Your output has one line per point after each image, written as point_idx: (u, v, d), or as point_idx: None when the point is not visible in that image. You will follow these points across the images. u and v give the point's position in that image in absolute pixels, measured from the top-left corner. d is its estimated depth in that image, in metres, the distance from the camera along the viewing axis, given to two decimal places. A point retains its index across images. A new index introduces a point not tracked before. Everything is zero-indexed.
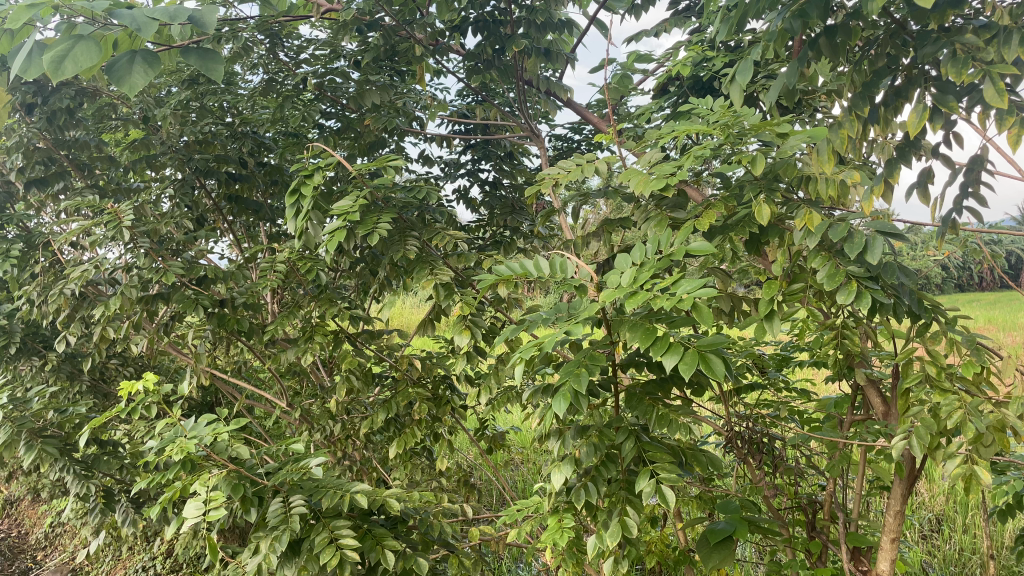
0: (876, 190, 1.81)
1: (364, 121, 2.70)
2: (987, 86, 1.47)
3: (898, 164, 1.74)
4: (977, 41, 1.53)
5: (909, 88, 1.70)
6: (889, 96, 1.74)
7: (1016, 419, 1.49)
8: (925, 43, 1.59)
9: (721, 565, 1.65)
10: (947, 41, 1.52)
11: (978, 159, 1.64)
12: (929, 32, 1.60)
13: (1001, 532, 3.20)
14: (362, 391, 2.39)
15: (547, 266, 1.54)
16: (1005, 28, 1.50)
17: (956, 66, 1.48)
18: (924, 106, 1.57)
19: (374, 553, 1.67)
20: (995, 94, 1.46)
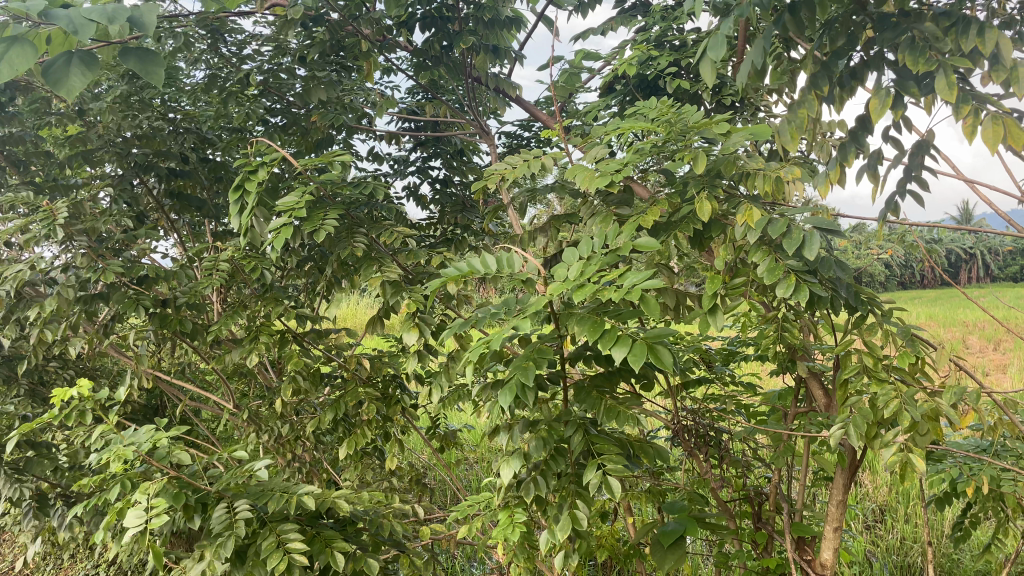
0: (827, 175, 1.77)
1: (310, 117, 2.66)
2: (940, 76, 1.44)
3: (852, 148, 1.71)
4: (937, 28, 1.56)
5: (865, 70, 1.67)
6: (843, 78, 1.72)
7: (950, 408, 1.53)
8: (884, 27, 1.61)
9: (675, 565, 1.67)
10: (908, 28, 1.54)
11: (924, 144, 1.63)
12: (888, 14, 1.62)
13: (940, 520, 3.31)
14: (311, 391, 2.36)
15: (494, 261, 1.55)
16: (964, 18, 1.52)
17: (914, 55, 1.49)
18: (886, 91, 1.56)
19: (323, 556, 1.64)
20: (947, 86, 1.44)
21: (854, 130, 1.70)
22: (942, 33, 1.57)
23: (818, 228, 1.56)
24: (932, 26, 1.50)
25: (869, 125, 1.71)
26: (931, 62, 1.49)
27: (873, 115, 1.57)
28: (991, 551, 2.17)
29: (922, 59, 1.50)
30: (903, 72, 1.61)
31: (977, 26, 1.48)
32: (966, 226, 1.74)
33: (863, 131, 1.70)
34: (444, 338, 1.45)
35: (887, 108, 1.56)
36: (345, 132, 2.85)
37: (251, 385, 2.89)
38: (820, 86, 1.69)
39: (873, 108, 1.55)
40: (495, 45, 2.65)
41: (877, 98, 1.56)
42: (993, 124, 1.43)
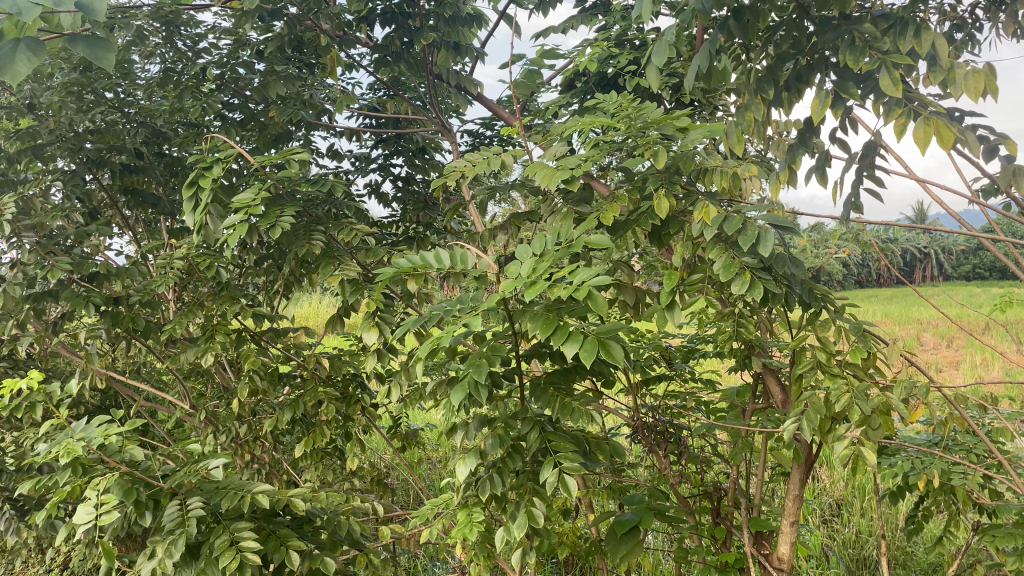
0: (780, 178, 1.82)
1: (268, 112, 2.62)
2: (884, 74, 1.46)
3: (801, 152, 1.76)
4: (877, 28, 1.59)
5: (809, 73, 1.71)
6: (789, 82, 1.76)
7: (900, 402, 1.57)
8: (825, 31, 1.65)
9: (628, 554, 1.72)
10: (848, 29, 1.57)
11: (872, 145, 1.68)
12: (831, 16, 1.67)
13: (894, 514, 3.38)
14: (268, 391, 2.33)
15: (448, 257, 1.54)
16: (902, 18, 1.55)
17: (853, 55, 1.52)
18: (827, 92, 1.60)
19: (278, 554, 1.62)
20: (890, 84, 1.45)
21: (802, 135, 1.76)
22: (881, 34, 1.61)
23: (773, 225, 1.59)
24: (872, 27, 1.54)
25: (816, 129, 1.76)
26: (871, 61, 1.52)
27: (815, 115, 1.62)
28: (942, 542, 2.23)
29: (862, 59, 1.53)
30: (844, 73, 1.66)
31: (914, 26, 1.51)
32: (918, 225, 1.78)
33: (810, 135, 1.76)
34: (399, 334, 1.44)
35: (828, 108, 1.60)
36: (304, 128, 2.82)
37: (208, 385, 2.84)
38: (765, 90, 1.74)
39: (814, 109, 1.60)
40: (456, 42, 2.64)
41: (819, 98, 1.61)
42: (924, 124, 1.46)
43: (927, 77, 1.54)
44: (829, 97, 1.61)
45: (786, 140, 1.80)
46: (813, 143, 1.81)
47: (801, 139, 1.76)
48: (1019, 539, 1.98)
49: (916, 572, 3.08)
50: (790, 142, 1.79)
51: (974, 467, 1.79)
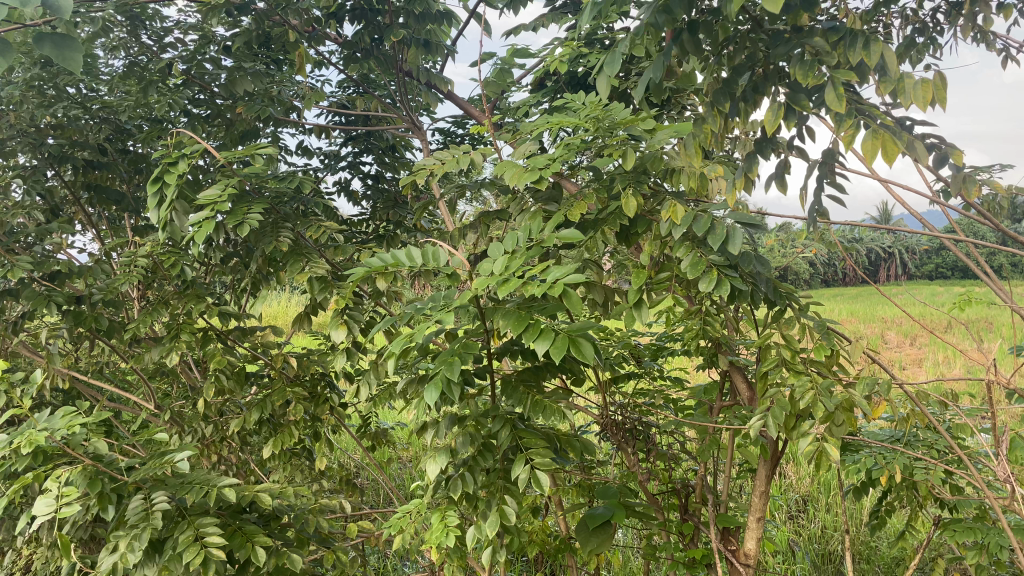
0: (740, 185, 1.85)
1: (235, 108, 2.59)
2: (828, 88, 1.51)
3: (758, 160, 1.80)
4: (827, 40, 1.63)
5: (767, 82, 1.74)
6: (747, 91, 1.80)
7: (863, 398, 1.59)
8: (778, 43, 1.69)
9: (597, 547, 1.74)
10: (799, 42, 1.61)
11: (830, 153, 1.72)
12: (783, 29, 1.71)
13: (858, 509, 3.44)
14: (235, 391, 2.31)
15: (420, 255, 1.54)
16: (851, 31, 1.58)
17: (803, 69, 1.56)
18: (778, 106, 1.63)
19: (243, 551, 1.60)
20: (836, 99, 1.50)
21: (759, 144, 1.80)
22: (830, 46, 1.64)
23: (741, 223, 1.61)
24: (821, 40, 1.58)
25: (773, 138, 1.80)
26: (817, 74, 1.56)
27: (766, 126, 1.65)
28: (904, 536, 2.27)
29: (811, 70, 1.57)
30: (794, 85, 1.70)
31: (863, 38, 1.54)
32: (883, 226, 1.82)
33: (766, 144, 1.80)
34: (369, 331, 1.43)
35: (780, 122, 1.64)
36: (272, 126, 2.79)
37: (174, 385, 2.80)
38: (721, 102, 1.78)
39: (767, 122, 1.64)
40: (427, 39, 2.63)
41: (771, 111, 1.65)
42: (872, 137, 1.48)
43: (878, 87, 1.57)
44: (779, 109, 1.65)
45: (745, 148, 1.84)
46: (772, 151, 1.85)
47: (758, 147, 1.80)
48: (978, 532, 2.02)
49: (879, 566, 3.14)
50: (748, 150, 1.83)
51: (935, 462, 1.83)
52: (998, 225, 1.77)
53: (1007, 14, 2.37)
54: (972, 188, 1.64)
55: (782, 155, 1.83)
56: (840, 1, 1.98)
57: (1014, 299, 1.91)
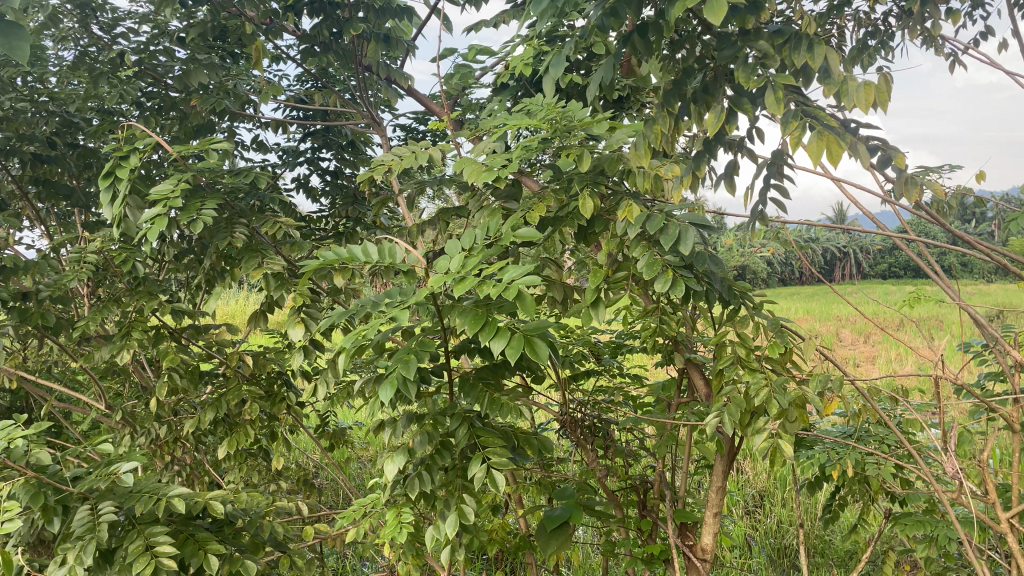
0: (690, 183, 1.88)
1: (189, 102, 2.54)
2: (768, 92, 1.57)
3: (707, 159, 1.83)
4: (772, 43, 1.66)
5: (718, 82, 1.77)
6: (697, 92, 1.82)
7: (815, 395, 1.62)
8: (726, 45, 1.72)
9: (557, 550, 1.75)
10: (745, 44, 1.65)
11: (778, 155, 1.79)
12: (730, 31, 1.74)
13: (813, 503, 3.50)
14: (188, 391, 2.27)
15: (375, 251, 1.53)
16: (794, 34, 1.61)
17: (746, 70, 1.59)
18: (721, 108, 1.66)
19: (195, 559, 1.56)
20: (775, 102, 1.55)
21: (708, 143, 1.83)
22: (775, 49, 1.67)
23: (694, 224, 1.62)
24: (766, 43, 1.60)
25: (721, 137, 1.83)
26: (763, 77, 1.59)
27: (710, 127, 1.68)
28: (856, 530, 2.32)
29: (755, 72, 1.61)
30: (740, 88, 1.74)
31: (807, 42, 1.57)
32: (838, 226, 1.85)
33: (715, 144, 1.83)
34: (320, 331, 1.42)
35: (722, 124, 1.66)
36: (228, 121, 2.74)
37: (125, 385, 2.73)
38: (671, 102, 1.79)
39: (710, 126, 1.67)
40: (387, 34, 2.61)
41: (714, 113, 1.67)
42: (816, 138, 1.52)
43: (822, 91, 1.60)
44: (723, 110, 1.68)
45: (694, 146, 1.87)
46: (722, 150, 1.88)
47: (706, 146, 1.84)
48: (927, 525, 2.08)
49: (833, 559, 3.21)
50: (698, 149, 1.86)
51: (884, 456, 1.88)
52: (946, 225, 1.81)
53: (957, 18, 2.43)
54: (914, 190, 1.68)
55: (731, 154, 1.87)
56: (795, 3, 2.01)
57: (961, 297, 1.96)
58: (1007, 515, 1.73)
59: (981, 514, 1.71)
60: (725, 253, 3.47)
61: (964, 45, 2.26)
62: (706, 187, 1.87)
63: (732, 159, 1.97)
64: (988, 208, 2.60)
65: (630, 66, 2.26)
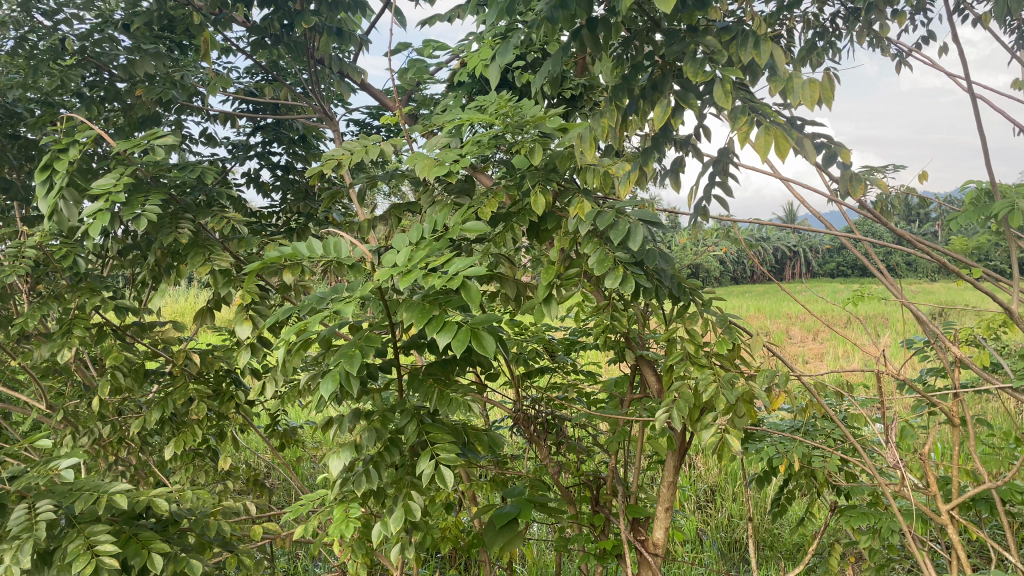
0: (637, 178, 1.90)
1: (133, 92, 2.47)
2: (718, 84, 1.58)
3: (654, 155, 1.85)
4: (719, 40, 1.68)
5: (665, 80, 1.78)
6: (646, 89, 1.84)
7: (761, 390, 1.65)
8: (673, 42, 1.74)
9: (506, 547, 1.78)
10: (693, 41, 1.67)
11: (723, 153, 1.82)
12: (679, 28, 1.76)
13: (762, 497, 3.57)
14: (132, 388, 2.21)
15: (321, 246, 1.51)
16: (742, 32, 1.63)
17: (694, 65, 1.62)
18: (666, 102, 1.67)
19: (138, 558, 1.52)
20: (724, 95, 1.56)
21: (655, 139, 1.84)
22: (723, 46, 1.69)
23: (643, 220, 1.64)
24: (713, 40, 1.63)
25: (668, 134, 1.85)
26: (711, 72, 1.61)
27: (656, 120, 1.69)
28: (803, 523, 2.37)
29: (703, 69, 1.63)
30: (686, 84, 1.76)
31: (753, 38, 1.59)
32: (789, 225, 1.88)
33: (662, 139, 1.85)
34: (263, 326, 1.39)
35: (667, 118, 1.67)
36: (174, 113, 2.68)
37: (67, 385, 2.65)
38: (620, 98, 1.80)
39: (656, 120, 1.67)
40: (339, 27, 2.57)
41: (659, 107, 1.68)
42: (762, 134, 1.55)
43: (768, 87, 1.63)
44: (669, 104, 1.70)
45: (641, 141, 1.88)
46: (669, 146, 1.90)
47: (654, 142, 1.86)
48: (871, 517, 2.14)
49: (781, 552, 3.27)
50: (645, 145, 1.88)
51: (831, 450, 1.92)
52: (892, 225, 1.86)
53: (901, 22, 2.50)
54: (858, 186, 1.72)
55: (677, 151, 1.89)
56: (746, 4, 2.05)
57: (905, 295, 2.01)
58: (947, 507, 1.77)
59: (922, 506, 1.75)
60: (679, 251, 3.52)
61: (908, 48, 2.33)
62: (652, 183, 1.89)
63: (677, 156, 2.01)
64: (930, 209, 2.68)
65: (583, 63, 2.27)
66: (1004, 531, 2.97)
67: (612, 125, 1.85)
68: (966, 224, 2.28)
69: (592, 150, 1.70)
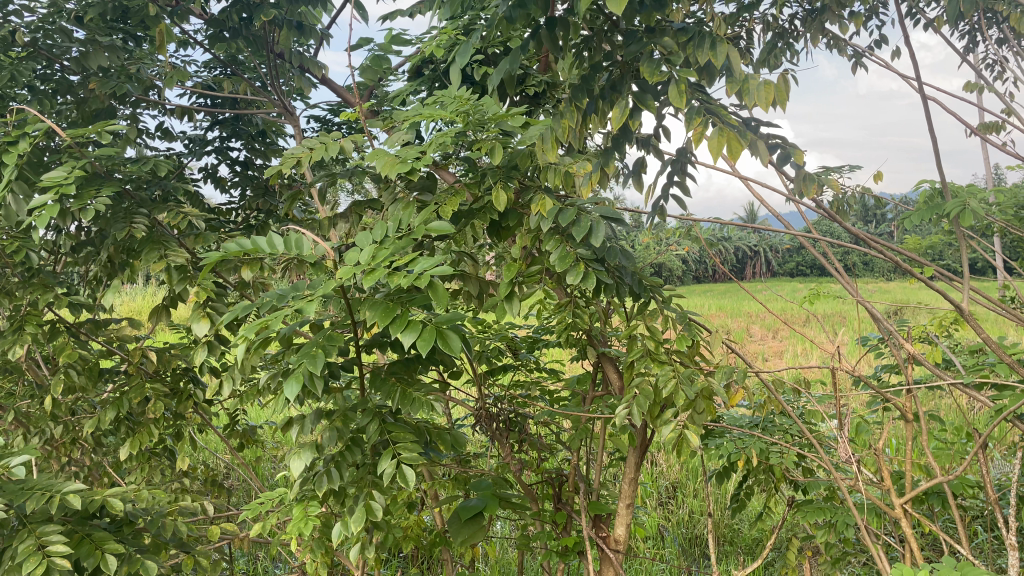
0: (596, 177, 1.91)
1: (87, 85, 2.41)
2: (673, 84, 1.60)
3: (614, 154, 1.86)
4: (676, 40, 1.70)
5: (624, 80, 1.80)
6: (606, 89, 1.85)
7: (721, 386, 1.68)
8: (632, 42, 1.75)
9: (471, 538, 1.77)
10: (651, 42, 1.68)
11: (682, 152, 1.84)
12: (637, 28, 1.77)
13: (722, 493, 3.62)
14: (86, 387, 2.16)
15: (281, 243, 1.49)
16: (698, 33, 1.65)
17: (652, 64, 1.63)
18: (625, 102, 1.68)
19: (92, 559, 1.49)
20: (680, 95, 1.58)
21: (615, 138, 1.86)
22: (680, 47, 1.71)
23: (604, 218, 1.65)
24: (670, 41, 1.64)
25: (628, 134, 1.86)
26: (667, 73, 1.63)
27: (615, 120, 1.70)
28: (762, 518, 2.41)
29: (661, 69, 1.64)
30: (645, 84, 1.77)
31: (710, 40, 1.61)
32: (748, 225, 1.91)
33: (622, 139, 1.86)
34: (220, 324, 1.37)
35: (626, 118, 1.69)
36: (129, 107, 2.62)
37: (17, 384, 2.58)
38: (580, 98, 1.80)
39: (616, 120, 1.69)
40: (299, 21, 2.54)
41: (619, 108, 1.69)
42: (718, 134, 1.57)
43: (724, 88, 1.65)
44: (627, 104, 1.71)
45: (601, 140, 1.89)
46: (629, 145, 1.91)
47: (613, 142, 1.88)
48: (827, 512, 2.19)
49: (741, 547, 3.32)
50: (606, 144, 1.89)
51: (788, 446, 1.95)
52: (847, 225, 1.90)
53: (855, 26, 2.55)
54: (812, 186, 1.75)
55: (636, 150, 1.90)
56: (705, 5, 2.07)
57: (860, 295, 2.05)
58: (901, 501, 1.80)
59: (876, 500, 1.77)
60: (641, 250, 3.54)
61: (864, 51, 2.38)
62: (612, 181, 1.90)
63: (638, 155, 2.03)
64: (885, 209, 2.74)
65: (547, 62, 2.28)
66: (955, 524, 3.06)
67: (573, 125, 1.86)
68: (918, 224, 2.34)
69: (553, 150, 1.71)
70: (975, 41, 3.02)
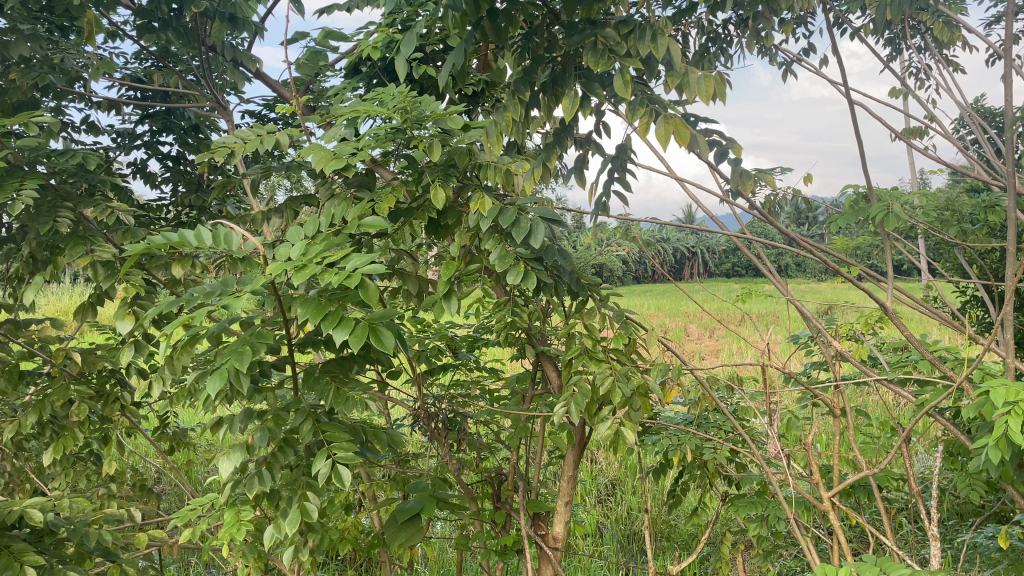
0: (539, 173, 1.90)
1: (7, 75, 2.31)
2: (618, 75, 1.61)
3: (557, 149, 1.85)
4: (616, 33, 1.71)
5: (565, 75, 1.80)
6: (547, 83, 1.84)
7: (657, 384, 1.70)
8: (572, 35, 1.75)
9: (408, 541, 1.75)
10: (592, 34, 1.69)
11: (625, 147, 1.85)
12: (576, 23, 1.78)
13: (660, 489, 3.69)
14: (5, 391, 2.07)
15: (211, 237, 1.46)
16: (639, 26, 1.66)
17: (595, 55, 1.63)
18: (575, 91, 1.68)
19: (10, 572, 1.44)
20: (625, 84, 1.59)
21: (558, 133, 1.85)
22: (620, 39, 1.72)
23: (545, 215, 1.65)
24: (612, 32, 1.65)
25: (572, 129, 1.85)
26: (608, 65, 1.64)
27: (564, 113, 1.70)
28: (696, 513, 2.46)
29: (602, 62, 1.65)
30: (587, 77, 1.77)
31: (650, 32, 1.63)
32: (687, 224, 1.94)
33: (565, 134, 1.85)
34: (148, 322, 1.33)
35: (575, 108, 1.69)
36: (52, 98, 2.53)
37: None
38: (522, 92, 1.80)
39: (565, 109, 1.68)
40: (232, 13, 2.48)
41: (567, 99, 1.69)
42: (664, 123, 1.59)
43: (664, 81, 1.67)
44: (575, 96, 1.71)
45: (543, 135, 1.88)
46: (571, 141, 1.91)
47: (556, 137, 1.87)
48: (758, 506, 2.25)
49: (677, 542, 3.40)
50: (548, 139, 1.88)
51: (721, 442, 1.99)
52: (780, 225, 1.94)
53: (786, 31, 2.61)
54: (750, 181, 1.78)
55: (579, 146, 1.89)
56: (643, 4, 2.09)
57: (793, 294, 2.09)
58: (829, 494, 1.83)
59: (805, 495, 1.81)
60: (581, 250, 3.57)
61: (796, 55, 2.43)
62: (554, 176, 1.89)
63: (579, 153, 2.03)
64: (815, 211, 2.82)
65: (487, 60, 2.23)
66: (880, 516, 3.17)
67: (514, 118, 1.85)
68: (846, 226, 2.41)
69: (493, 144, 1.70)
70: (899, 49, 3.13)
